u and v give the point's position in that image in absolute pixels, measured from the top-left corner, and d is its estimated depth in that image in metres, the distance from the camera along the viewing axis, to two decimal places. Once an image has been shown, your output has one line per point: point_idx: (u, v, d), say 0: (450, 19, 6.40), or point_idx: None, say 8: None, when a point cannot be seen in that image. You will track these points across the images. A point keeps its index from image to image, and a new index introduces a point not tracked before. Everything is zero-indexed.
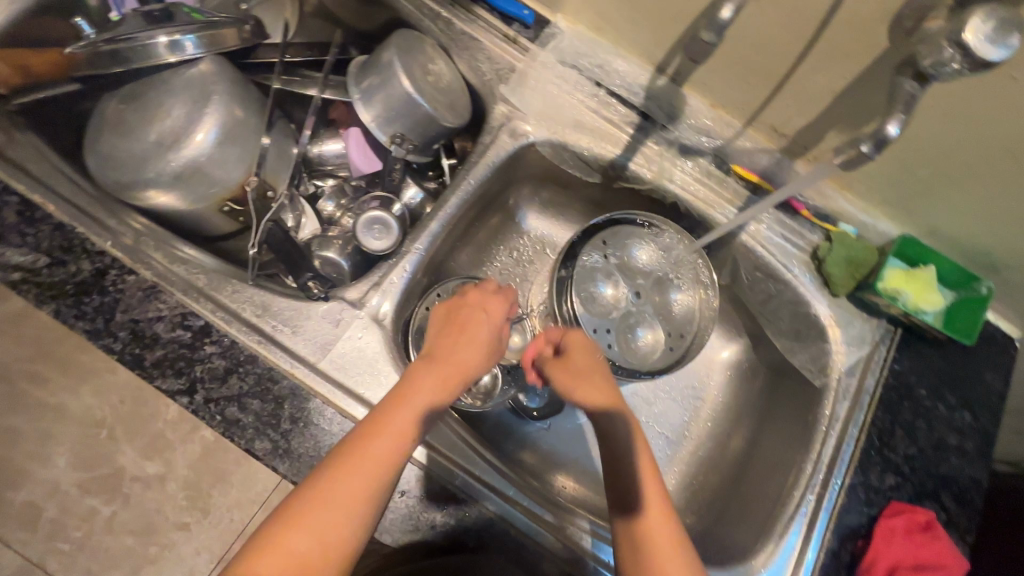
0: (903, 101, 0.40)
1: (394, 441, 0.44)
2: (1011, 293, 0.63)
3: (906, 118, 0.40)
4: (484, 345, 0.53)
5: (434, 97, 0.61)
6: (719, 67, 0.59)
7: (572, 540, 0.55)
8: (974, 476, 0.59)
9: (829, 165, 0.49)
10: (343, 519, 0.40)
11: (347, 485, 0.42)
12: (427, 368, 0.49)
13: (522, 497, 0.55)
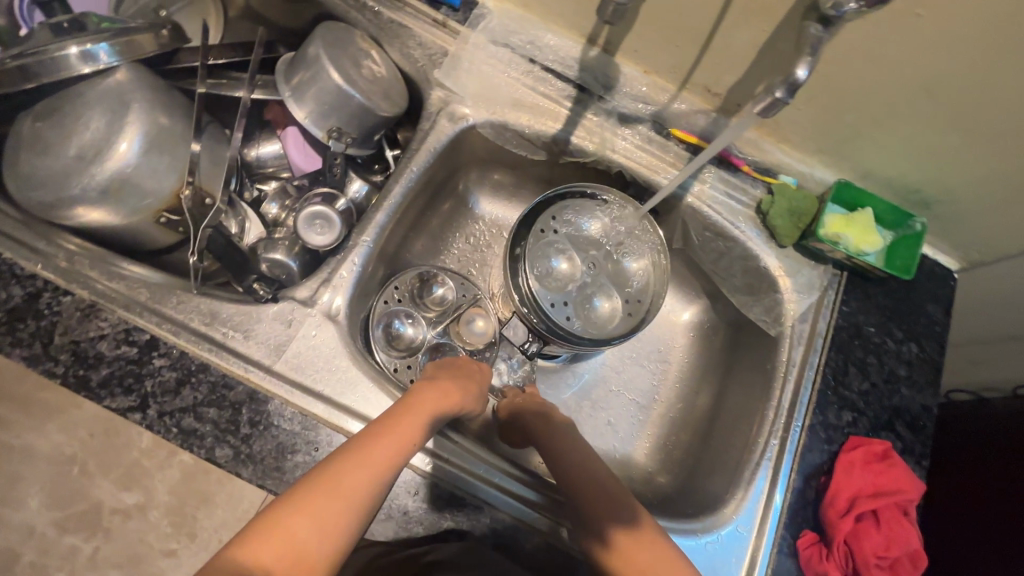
0: (810, 45, 0.41)
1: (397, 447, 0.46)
2: (942, 227, 0.66)
3: (814, 61, 0.41)
4: (477, 382, 0.59)
5: (366, 87, 0.60)
6: (645, 33, 0.60)
7: (549, 511, 0.55)
8: (925, 403, 0.62)
9: (752, 115, 0.50)
10: (342, 512, 0.41)
11: (349, 479, 0.42)
12: (430, 387, 0.53)
13: (493, 472, 0.55)
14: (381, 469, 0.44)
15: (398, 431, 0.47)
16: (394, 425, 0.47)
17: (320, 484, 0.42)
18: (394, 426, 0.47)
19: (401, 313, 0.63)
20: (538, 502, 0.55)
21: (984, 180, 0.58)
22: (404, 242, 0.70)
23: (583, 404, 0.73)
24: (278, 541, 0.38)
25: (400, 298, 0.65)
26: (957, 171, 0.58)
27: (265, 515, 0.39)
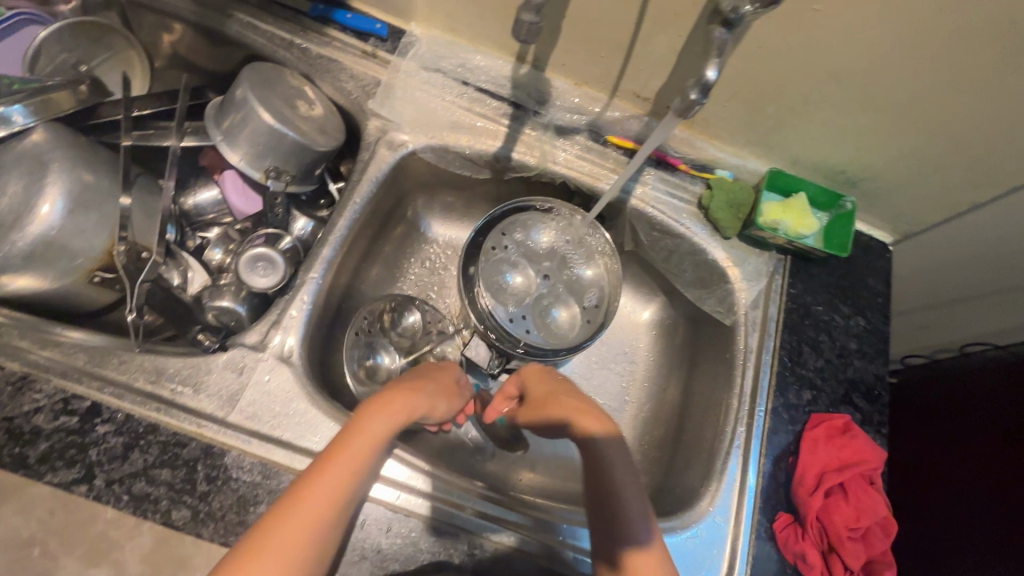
0: (717, 47, 0.43)
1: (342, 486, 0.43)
2: (871, 204, 0.70)
3: (721, 62, 0.43)
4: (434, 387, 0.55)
5: (299, 124, 0.59)
6: (570, 47, 0.61)
7: (542, 532, 0.55)
8: (877, 372, 0.64)
9: (674, 118, 0.52)
10: (283, 572, 0.39)
11: (279, 540, 0.39)
12: (376, 405, 0.49)
13: (477, 501, 0.54)
14: (325, 515, 0.42)
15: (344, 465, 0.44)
16: (331, 463, 0.44)
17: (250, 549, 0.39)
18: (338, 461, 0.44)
19: (379, 345, 0.66)
20: (528, 525, 0.55)
21: (901, 155, 0.61)
22: (358, 272, 0.69)
23: None
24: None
25: (368, 330, 0.66)
26: (877, 148, 0.61)
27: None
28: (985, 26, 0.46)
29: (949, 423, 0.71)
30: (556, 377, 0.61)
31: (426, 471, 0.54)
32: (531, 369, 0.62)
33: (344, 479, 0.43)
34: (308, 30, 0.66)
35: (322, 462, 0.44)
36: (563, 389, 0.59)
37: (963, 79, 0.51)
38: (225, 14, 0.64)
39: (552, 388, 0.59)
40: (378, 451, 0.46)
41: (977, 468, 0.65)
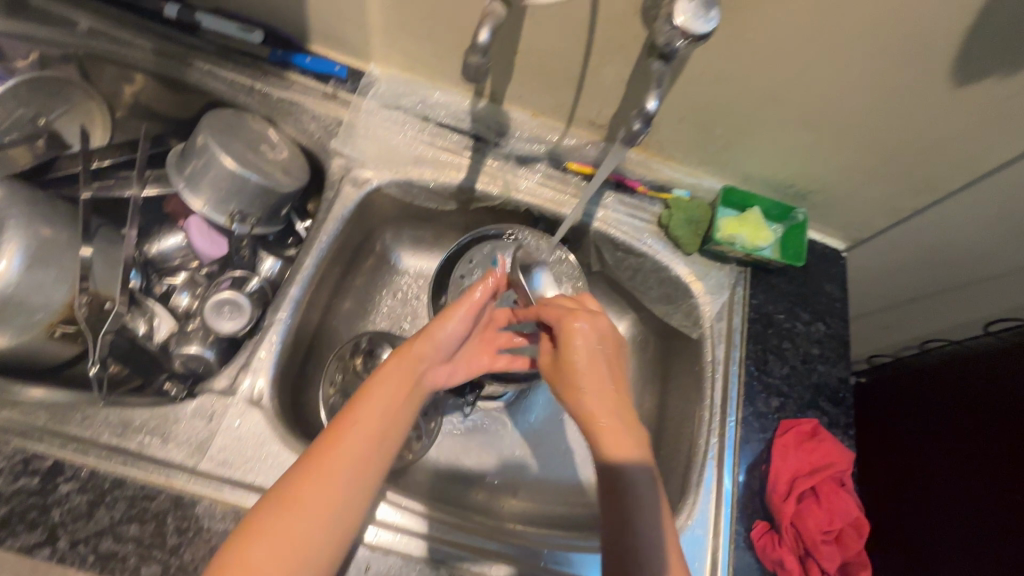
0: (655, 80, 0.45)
1: (335, 478, 0.43)
2: (821, 214, 0.73)
3: (661, 93, 0.46)
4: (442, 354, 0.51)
5: (262, 167, 0.60)
6: (524, 81, 0.64)
7: (530, 564, 0.55)
8: (841, 375, 0.66)
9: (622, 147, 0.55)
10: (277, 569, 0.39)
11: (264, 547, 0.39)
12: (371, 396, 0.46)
13: (464, 537, 0.55)
14: (317, 511, 0.41)
15: (339, 455, 0.43)
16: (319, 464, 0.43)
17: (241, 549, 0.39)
18: (330, 451, 0.43)
19: None
20: (516, 557, 0.55)
21: (845, 168, 0.64)
22: (328, 308, 0.69)
23: (533, 440, 0.73)
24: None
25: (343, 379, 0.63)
26: (822, 163, 0.64)
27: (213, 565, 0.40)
28: (904, 50, 0.49)
29: (922, 425, 0.72)
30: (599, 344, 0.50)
31: (421, 512, 0.55)
32: (575, 334, 0.50)
33: (333, 479, 0.42)
34: (269, 76, 0.67)
35: (312, 454, 0.43)
36: (596, 376, 0.49)
37: (894, 96, 0.54)
38: (184, 64, 0.65)
39: (587, 367, 0.49)
40: (377, 440, 0.45)
41: (954, 464, 0.66)
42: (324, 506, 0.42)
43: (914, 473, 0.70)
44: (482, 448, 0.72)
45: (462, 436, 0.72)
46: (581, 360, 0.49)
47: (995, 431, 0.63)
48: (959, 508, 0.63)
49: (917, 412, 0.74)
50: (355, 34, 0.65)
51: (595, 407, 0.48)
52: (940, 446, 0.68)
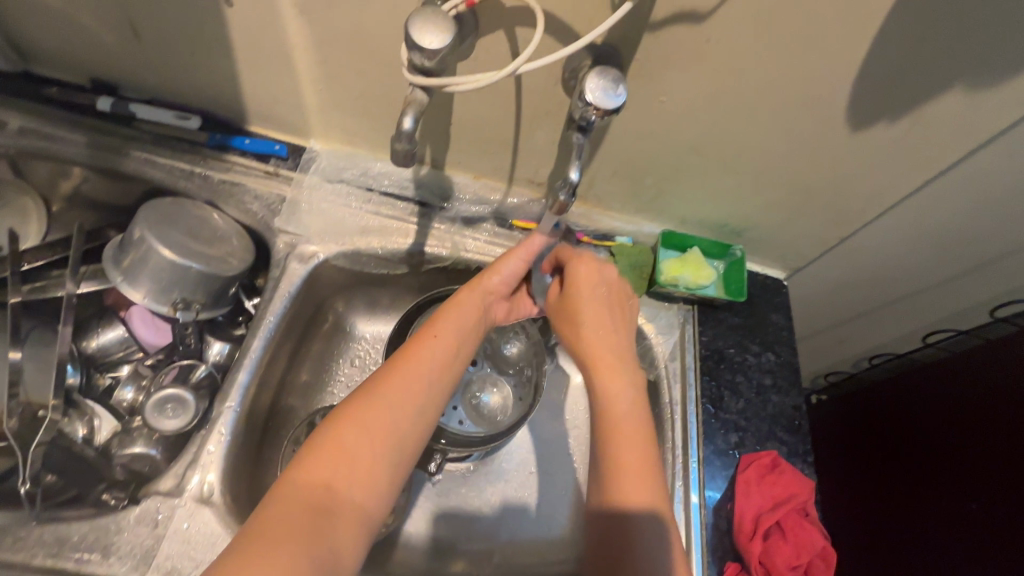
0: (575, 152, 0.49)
1: (424, 374, 0.49)
2: (759, 248, 0.76)
3: (582, 164, 0.50)
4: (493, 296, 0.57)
5: (204, 254, 0.60)
6: (461, 148, 0.66)
7: None
8: (795, 403, 0.68)
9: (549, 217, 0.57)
10: (367, 468, 0.43)
11: (353, 445, 0.43)
12: (446, 323, 0.52)
13: None
14: (407, 402, 0.47)
15: (427, 354, 0.50)
16: (401, 378, 0.48)
17: (327, 449, 0.43)
18: (420, 355, 0.49)
19: None
20: None
21: (771, 205, 0.68)
22: (283, 384, 0.67)
23: (502, 500, 0.71)
24: (316, 475, 0.42)
25: None
26: (750, 203, 0.68)
27: (313, 444, 0.44)
28: (800, 104, 0.53)
29: (928, 471, 0.79)
30: (602, 288, 0.55)
31: None
32: (579, 271, 0.55)
33: (415, 390, 0.48)
34: (207, 157, 0.68)
35: (395, 359, 0.49)
36: (598, 316, 0.54)
37: (801, 142, 0.58)
38: (120, 153, 0.65)
39: (595, 306, 0.54)
40: (454, 354, 0.52)
41: (997, 496, 0.68)
42: (413, 399, 0.47)
43: (965, 512, 0.72)
44: (450, 514, 0.70)
45: (432, 502, 0.70)
46: (585, 301, 0.54)
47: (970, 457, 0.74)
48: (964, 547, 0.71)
49: (946, 443, 0.78)
50: (293, 114, 0.67)
51: (596, 344, 0.53)
52: (981, 477, 0.71)
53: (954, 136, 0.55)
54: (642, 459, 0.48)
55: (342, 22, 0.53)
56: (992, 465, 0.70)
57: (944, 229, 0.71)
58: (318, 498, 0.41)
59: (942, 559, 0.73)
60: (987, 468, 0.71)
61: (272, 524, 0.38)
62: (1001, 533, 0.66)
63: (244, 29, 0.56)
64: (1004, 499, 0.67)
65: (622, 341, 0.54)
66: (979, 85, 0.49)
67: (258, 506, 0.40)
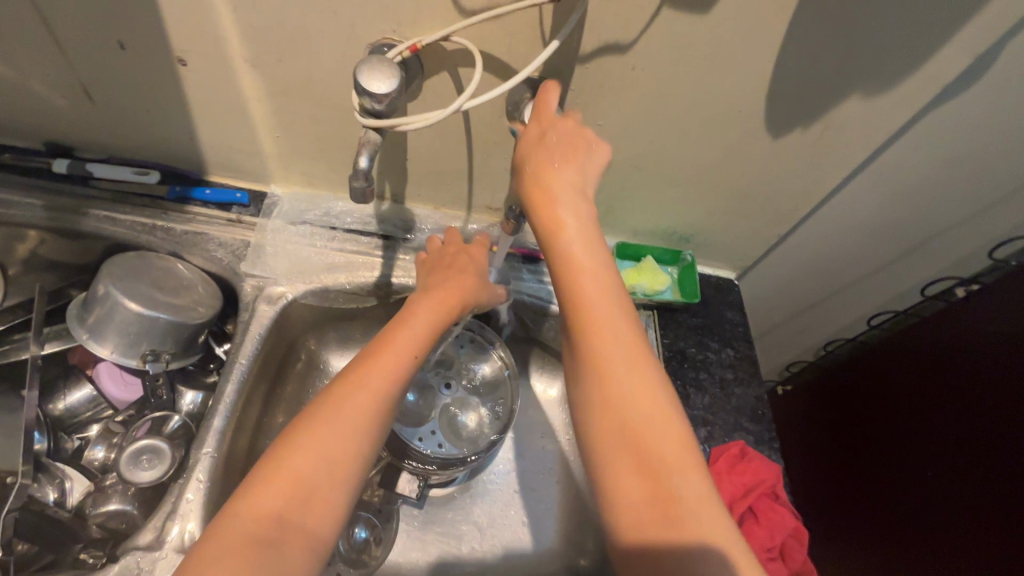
0: None
1: (373, 386, 0.48)
2: (709, 252, 0.81)
3: None
4: (441, 308, 0.56)
5: (170, 304, 0.60)
6: (419, 181, 0.70)
7: None
8: (756, 393, 0.72)
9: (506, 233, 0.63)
10: (317, 497, 0.43)
11: (295, 470, 0.43)
12: (389, 344, 0.51)
13: None
14: (355, 419, 0.46)
15: (375, 368, 0.50)
16: (343, 405, 0.47)
17: (269, 472, 0.43)
18: (364, 376, 0.49)
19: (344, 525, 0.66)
20: None
21: (712, 211, 0.73)
22: (260, 426, 0.67)
23: (488, 520, 0.72)
24: (263, 507, 0.42)
25: None
26: (694, 210, 0.73)
27: (260, 465, 0.44)
28: (724, 118, 0.59)
29: (894, 442, 0.85)
30: (552, 138, 0.49)
31: None
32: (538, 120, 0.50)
33: (361, 413, 0.47)
34: (168, 210, 0.69)
35: (340, 381, 0.48)
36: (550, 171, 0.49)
37: (729, 152, 0.63)
38: (79, 213, 0.66)
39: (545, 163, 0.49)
40: (402, 368, 0.51)
41: (946, 467, 0.75)
42: (362, 412, 0.47)
43: (922, 476, 0.78)
44: (438, 539, 0.70)
45: (418, 531, 0.71)
46: (535, 150, 0.49)
47: (926, 426, 0.79)
48: (930, 509, 0.76)
49: (902, 417, 0.84)
50: (253, 161, 0.69)
51: (547, 204, 0.49)
52: (936, 446, 0.77)
53: (862, 137, 0.61)
54: (613, 351, 0.45)
55: (294, 72, 0.57)
56: (941, 439, 0.76)
57: (870, 219, 0.78)
58: (268, 531, 0.41)
59: (920, 517, 0.78)
60: (937, 440, 0.77)
61: (218, 565, 0.39)
62: (955, 503, 0.73)
63: (199, 85, 0.58)
64: (954, 472, 0.73)
65: (580, 200, 0.49)
66: (873, 91, 0.55)
67: (208, 531, 0.42)
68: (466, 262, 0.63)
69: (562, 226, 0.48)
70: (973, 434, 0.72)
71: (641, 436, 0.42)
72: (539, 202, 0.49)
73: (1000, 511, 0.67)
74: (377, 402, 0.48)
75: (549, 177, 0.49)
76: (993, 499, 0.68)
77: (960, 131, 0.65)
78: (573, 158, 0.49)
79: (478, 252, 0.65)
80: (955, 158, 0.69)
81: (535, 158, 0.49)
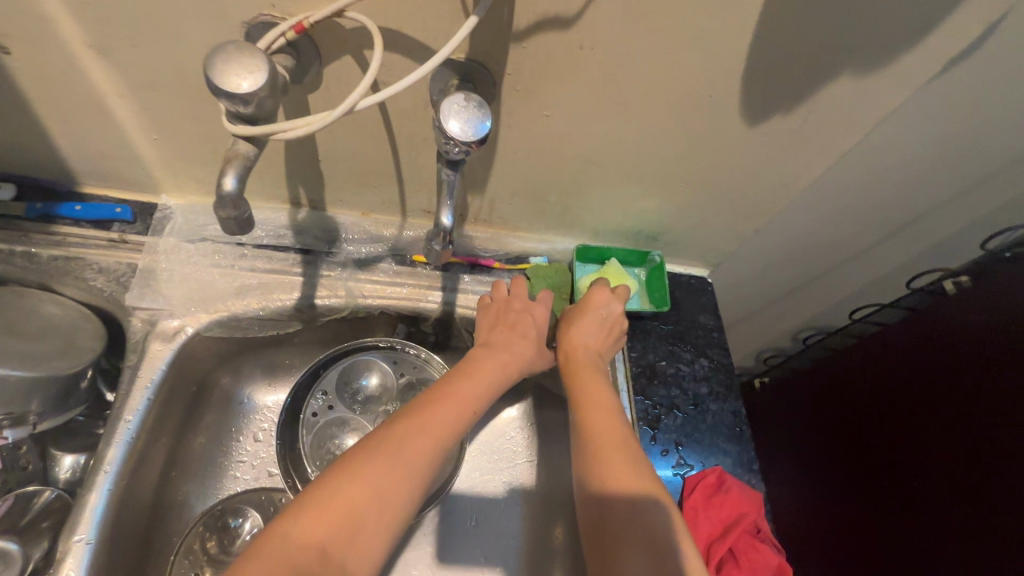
0: (447, 189, 0.43)
1: (438, 428, 0.45)
2: (681, 249, 0.72)
3: (455, 202, 0.44)
4: (506, 357, 0.54)
5: (26, 355, 0.49)
6: (339, 184, 0.59)
7: None
8: (733, 408, 0.65)
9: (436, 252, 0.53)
10: (368, 535, 0.39)
11: (350, 497, 0.39)
12: (457, 388, 0.49)
13: None
14: (417, 458, 0.43)
15: (445, 406, 0.47)
16: (410, 438, 0.43)
17: (317, 499, 0.38)
18: (433, 414, 0.45)
19: None
20: None
21: (682, 206, 0.64)
22: (166, 482, 0.57)
23: (447, 557, 0.64)
24: (306, 538, 0.37)
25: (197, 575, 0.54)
26: (662, 206, 0.64)
27: (305, 495, 0.39)
28: (694, 105, 0.49)
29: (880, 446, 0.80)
30: (605, 306, 0.60)
31: None
32: (593, 293, 0.62)
33: (426, 449, 0.43)
34: (31, 231, 0.56)
35: (405, 416, 0.45)
36: (592, 327, 0.60)
37: (699, 143, 0.54)
38: None
39: (588, 317, 0.60)
40: (466, 415, 0.48)
41: (932, 474, 0.70)
42: (424, 451, 0.43)
43: (908, 486, 0.74)
44: None
45: None
46: (587, 303, 0.61)
47: (913, 430, 0.74)
48: (916, 523, 0.72)
49: (889, 419, 0.79)
50: (133, 169, 0.57)
51: (586, 343, 0.59)
52: (922, 454, 0.72)
53: (849, 122, 0.52)
54: (635, 456, 0.49)
55: (156, 59, 0.44)
56: (928, 446, 0.71)
57: (852, 206, 0.71)
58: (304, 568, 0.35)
59: (906, 532, 0.73)
60: (926, 448, 0.72)
61: None
62: (942, 510, 0.68)
63: (37, 79, 0.46)
64: (940, 479, 0.69)
65: (604, 354, 0.60)
66: (867, 67, 0.47)
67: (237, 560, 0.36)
68: (529, 324, 0.58)
69: (595, 364, 0.58)
70: (961, 446, 0.67)
71: (655, 534, 0.44)
72: (574, 336, 0.59)
73: (986, 523, 0.63)
74: (441, 440, 0.45)
75: (585, 331, 0.60)
76: (980, 514, 0.64)
77: (950, 111, 0.58)
78: (596, 330, 0.60)
79: (543, 313, 0.60)
80: (949, 136, 0.61)
81: (564, 322, 0.62)
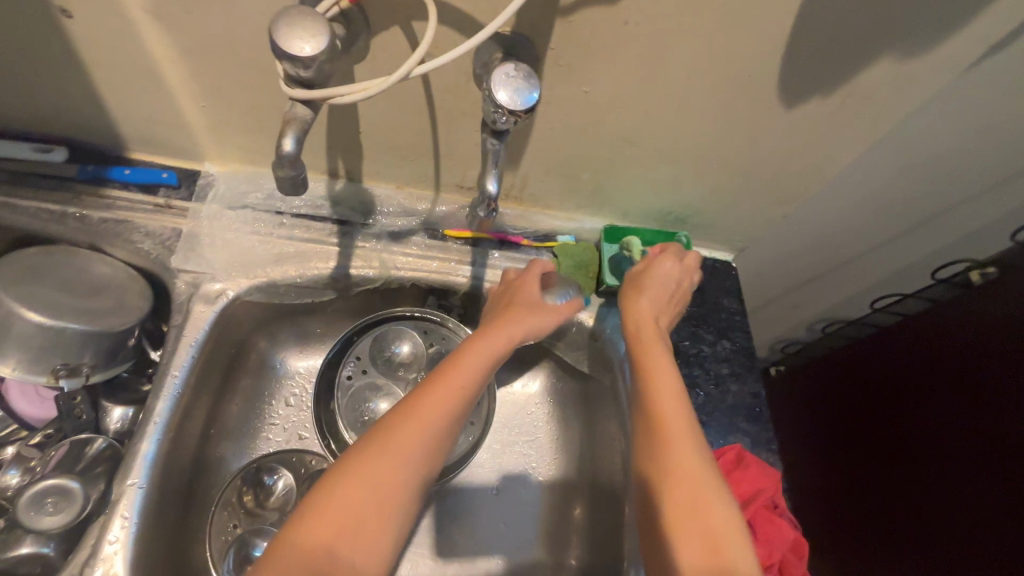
0: (491, 159, 0.45)
1: (432, 416, 0.45)
2: (708, 232, 0.73)
3: (499, 172, 0.46)
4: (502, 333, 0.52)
5: (80, 310, 0.52)
6: (378, 157, 0.60)
7: None
8: (753, 390, 0.66)
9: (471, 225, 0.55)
10: (370, 532, 0.41)
11: (348, 499, 0.40)
12: (447, 371, 0.48)
13: None
14: (410, 452, 0.43)
15: (435, 391, 0.46)
16: (403, 433, 0.44)
17: (319, 501, 0.40)
18: (423, 404, 0.45)
19: None
20: None
21: (712, 189, 0.65)
22: (206, 438, 0.60)
23: (468, 515, 0.67)
24: (312, 538, 0.39)
25: (236, 523, 0.57)
26: (692, 188, 0.64)
27: (311, 495, 0.41)
28: (732, 85, 0.50)
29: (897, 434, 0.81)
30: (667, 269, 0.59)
31: None
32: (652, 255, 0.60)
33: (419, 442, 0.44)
34: (82, 194, 0.58)
35: (399, 408, 0.45)
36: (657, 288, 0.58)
37: (735, 124, 0.55)
38: None
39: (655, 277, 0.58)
40: (461, 399, 0.47)
41: (950, 467, 0.71)
42: (417, 444, 0.44)
43: (924, 475, 0.75)
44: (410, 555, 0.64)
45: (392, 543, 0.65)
46: (648, 262, 0.60)
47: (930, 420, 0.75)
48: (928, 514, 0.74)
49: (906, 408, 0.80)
50: (180, 136, 0.59)
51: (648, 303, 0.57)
52: (938, 445, 0.73)
53: (886, 107, 0.53)
54: (679, 419, 0.48)
55: (211, 27, 0.46)
56: (945, 436, 0.73)
57: (881, 193, 0.71)
58: (317, 565, 0.38)
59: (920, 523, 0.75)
60: (942, 439, 0.73)
61: None
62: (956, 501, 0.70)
63: (95, 43, 0.47)
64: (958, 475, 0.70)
65: (665, 317, 0.58)
66: (910, 52, 0.47)
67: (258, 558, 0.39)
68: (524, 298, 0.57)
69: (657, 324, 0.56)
70: (975, 439, 0.69)
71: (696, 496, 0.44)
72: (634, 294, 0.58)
73: (998, 513, 0.65)
74: (438, 429, 0.45)
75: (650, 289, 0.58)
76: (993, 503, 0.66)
77: (988, 99, 0.58)
78: (662, 291, 0.58)
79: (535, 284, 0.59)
80: (985, 125, 0.61)
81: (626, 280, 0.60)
